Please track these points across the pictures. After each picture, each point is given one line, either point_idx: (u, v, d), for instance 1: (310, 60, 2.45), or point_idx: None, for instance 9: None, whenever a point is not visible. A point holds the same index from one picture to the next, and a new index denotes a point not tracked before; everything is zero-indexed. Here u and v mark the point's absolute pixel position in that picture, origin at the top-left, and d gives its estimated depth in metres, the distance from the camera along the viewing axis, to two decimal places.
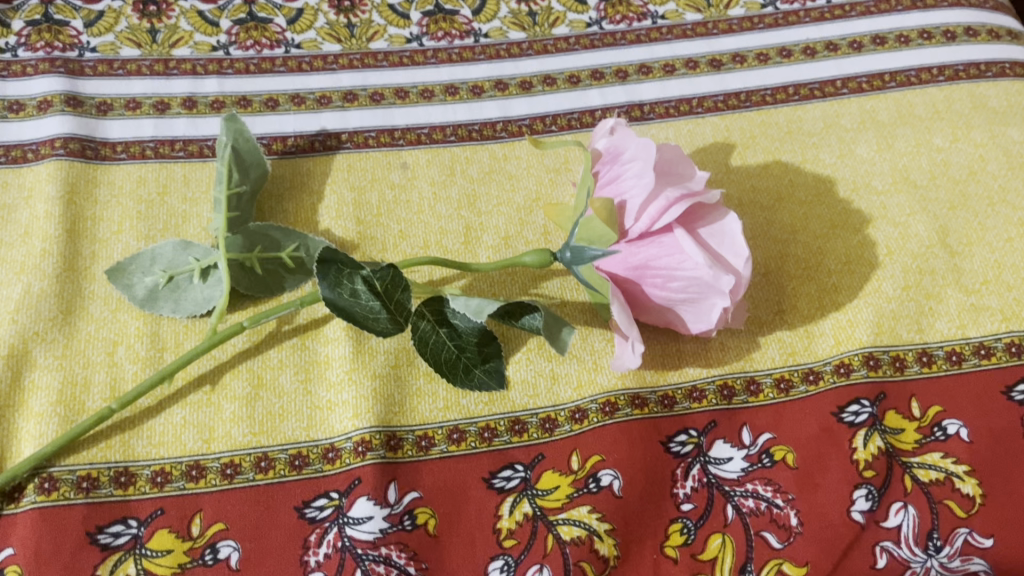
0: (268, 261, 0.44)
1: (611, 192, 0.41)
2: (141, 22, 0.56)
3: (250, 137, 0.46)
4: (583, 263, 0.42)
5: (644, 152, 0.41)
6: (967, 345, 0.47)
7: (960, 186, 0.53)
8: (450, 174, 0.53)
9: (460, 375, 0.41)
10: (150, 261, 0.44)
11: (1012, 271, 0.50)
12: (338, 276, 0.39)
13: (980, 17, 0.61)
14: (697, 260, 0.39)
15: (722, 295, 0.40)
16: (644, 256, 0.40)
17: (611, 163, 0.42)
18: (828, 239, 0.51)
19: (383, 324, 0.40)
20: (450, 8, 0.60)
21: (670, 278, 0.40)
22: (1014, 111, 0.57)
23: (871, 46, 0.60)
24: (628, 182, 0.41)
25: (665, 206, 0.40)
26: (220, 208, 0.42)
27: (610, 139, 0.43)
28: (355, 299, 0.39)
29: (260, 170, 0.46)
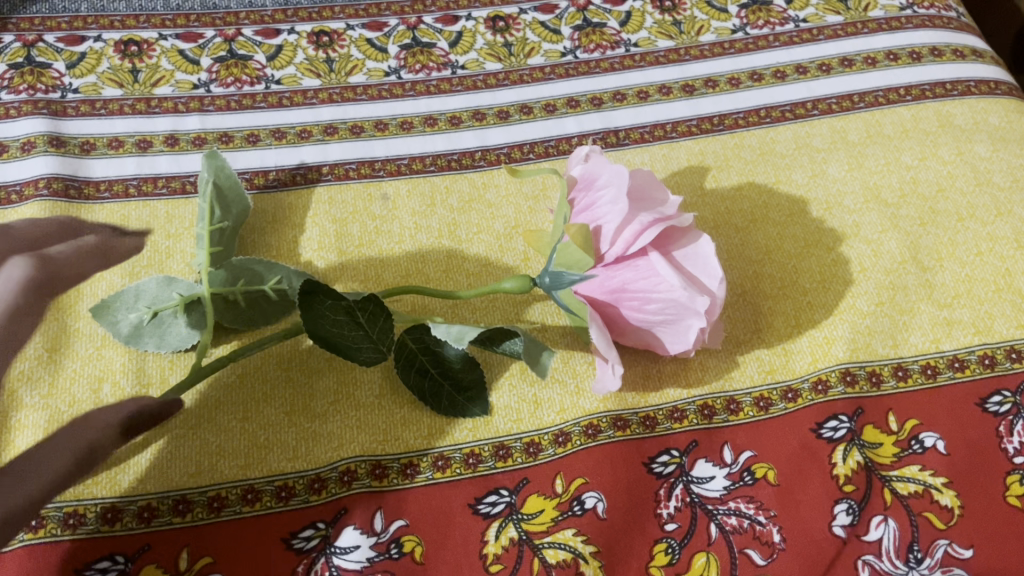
0: (251, 294, 0.44)
1: (587, 219, 0.42)
2: (123, 63, 0.57)
3: (234, 175, 0.47)
4: (562, 288, 0.43)
5: (617, 179, 0.42)
6: (941, 359, 0.48)
7: (930, 203, 0.54)
8: (430, 205, 0.54)
9: (444, 404, 0.43)
10: (134, 297, 0.44)
11: (983, 284, 0.51)
12: (321, 309, 0.38)
13: (944, 37, 0.63)
14: (673, 283, 0.40)
15: (698, 316, 0.41)
16: (621, 279, 0.41)
17: (585, 190, 0.43)
18: (802, 258, 0.52)
19: (366, 354, 0.41)
20: (427, 42, 0.61)
21: (646, 300, 0.41)
22: (980, 128, 0.58)
23: (839, 68, 0.61)
24: (603, 208, 0.41)
25: (640, 230, 0.41)
26: (203, 243, 0.43)
27: (584, 166, 0.44)
28: (337, 327, 0.39)
29: (241, 204, 0.47)
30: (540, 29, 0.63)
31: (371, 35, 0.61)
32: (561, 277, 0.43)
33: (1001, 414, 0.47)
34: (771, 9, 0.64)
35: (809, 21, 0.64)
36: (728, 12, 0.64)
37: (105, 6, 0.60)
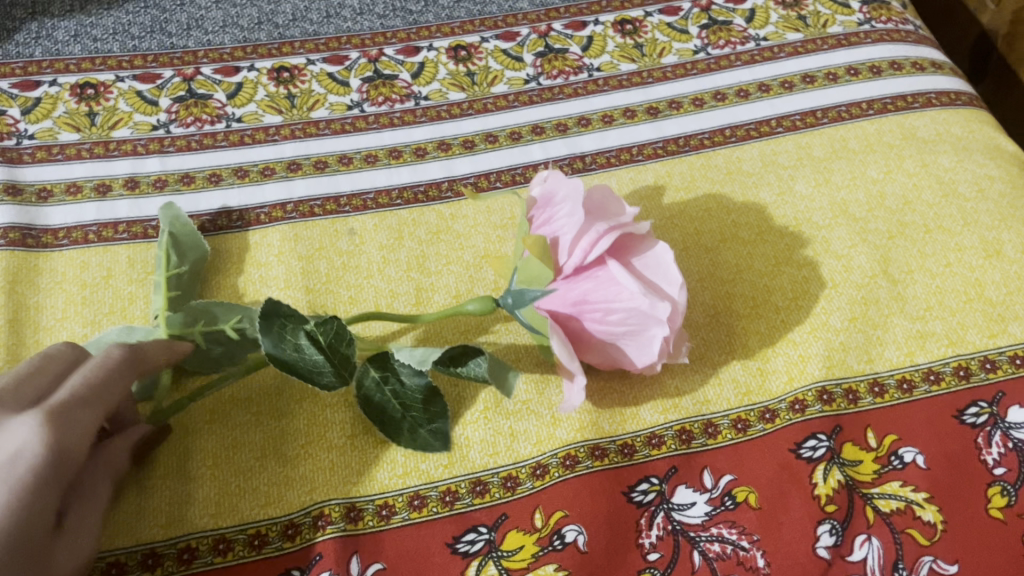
0: (211, 333, 0.42)
1: (545, 232, 0.42)
2: (79, 106, 0.56)
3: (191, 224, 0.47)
4: (526, 306, 0.42)
5: (570, 192, 0.41)
6: (916, 372, 0.48)
7: (897, 216, 0.54)
8: (398, 237, 0.53)
9: (403, 435, 0.42)
10: (95, 345, 0.42)
11: (954, 295, 0.51)
12: (280, 329, 0.38)
13: (904, 51, 0.63)
14: (631, 289, 0.39)
15: (660, 322, 0.40)
16: (580, 290, 0.40)
17: (544, 207, 0.42)
18: (773, 276, 0.52)
19: (327, 378, 0.39)
20: (389, 74, 0.61)
21: (609, 311, 0.40)
22: (943, 139, 0.58)
23: (801, 84, 0.61)
24: (560, 220, 0.41)
25: (596, 238, 0.40)
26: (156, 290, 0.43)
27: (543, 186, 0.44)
28: (298, 353, 0.39)
29: (202, 251, 0.46)
30: (502, 57, 0.62)
31: (332, 69, 0.61)
32: (527, 294, 0.41)
33: (978, 425, 0.46)
34: (732, 29, 0.64)
35: (769, 39, 0.64)
36: (689, 34, 0.64)
37: (60, 48, 0.59)
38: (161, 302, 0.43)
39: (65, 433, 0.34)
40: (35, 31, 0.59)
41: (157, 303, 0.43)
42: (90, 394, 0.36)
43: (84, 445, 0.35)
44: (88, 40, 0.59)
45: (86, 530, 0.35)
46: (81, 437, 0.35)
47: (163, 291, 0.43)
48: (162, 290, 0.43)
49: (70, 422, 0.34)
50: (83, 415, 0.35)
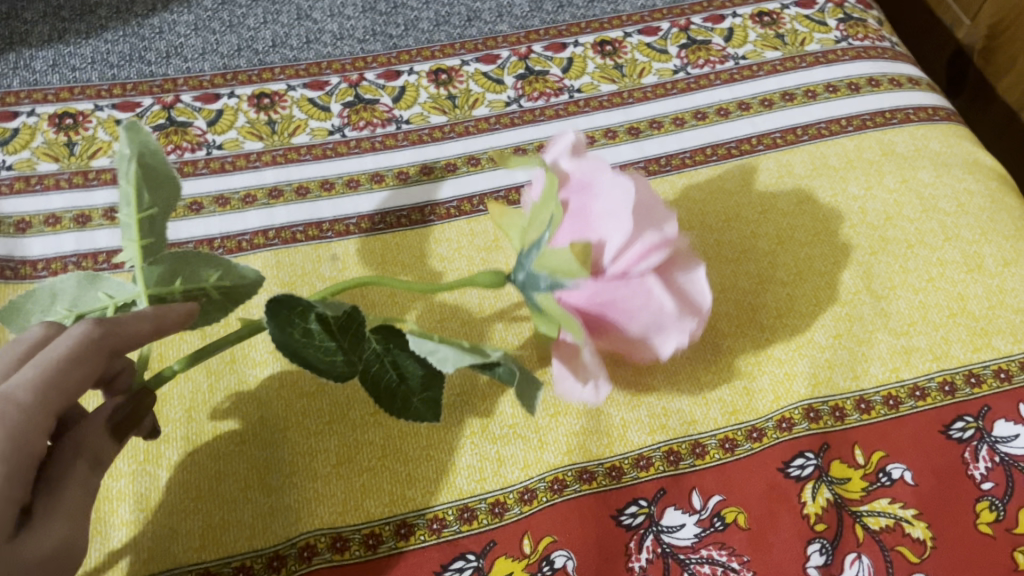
0: (189, 292, 0.37)
1: (581, 226, 0.38)
2: (58, 136, 0.56)
3: (157, 148, 0.34)
4: (540, 292, 0.39)
5: (619, 187, 0.37)
6: (902, 388, 0.48)
7: (879, 232, 0.55)
8: (382, 263, 0.53)
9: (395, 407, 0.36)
10: (53, 297, 0.36)
11: (937, 309, 0.51)
12: (290, 314, 0.34)
13: (882, 67, 0.64)
14: (665, 305, 0.38)
15: (681, 331, 0.39)
16: (612, 294, 0.38)
17: (581, 196, 0.39)
18: (757, 294, 0.52)
19: (339, 365, 0.34)
20: (370, 98, 0.61)
21: (633, 317, 0.39)
22: (922, 154, 0.59)
23: (781, 102, 0.62)
24: (606, 219, 0.37)
25: (643, 251, 0.37)
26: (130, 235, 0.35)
27: (578, 167, 0.40)
28: (307, 339, 0.34)
29: (173, 185, 0.35)
30: (483, 80, 0.62)
31: (312, 95, 0.60)
32: (541, 281, 0.39)
33: (965, 440, 0.46)
34: (710, 48, 0.65)
35: (748, 58, 0.64)
36: (669, 53, 0.65)
37: (38, 78, 0.58)
38: (133, 250, 0.35)
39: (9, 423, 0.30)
40: (13, 62, 0.59)
41: (129, 252, 0.36)
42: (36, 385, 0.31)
43: (30, 437, 0.30)
44: (66, 68, 0.59)
45: (51, 531, 0.31)
46: (25, 427, 0.30)
47: (133, 236, 0.35)
48: (130, 234, 0.35)
49: (7, 413, 0.30)
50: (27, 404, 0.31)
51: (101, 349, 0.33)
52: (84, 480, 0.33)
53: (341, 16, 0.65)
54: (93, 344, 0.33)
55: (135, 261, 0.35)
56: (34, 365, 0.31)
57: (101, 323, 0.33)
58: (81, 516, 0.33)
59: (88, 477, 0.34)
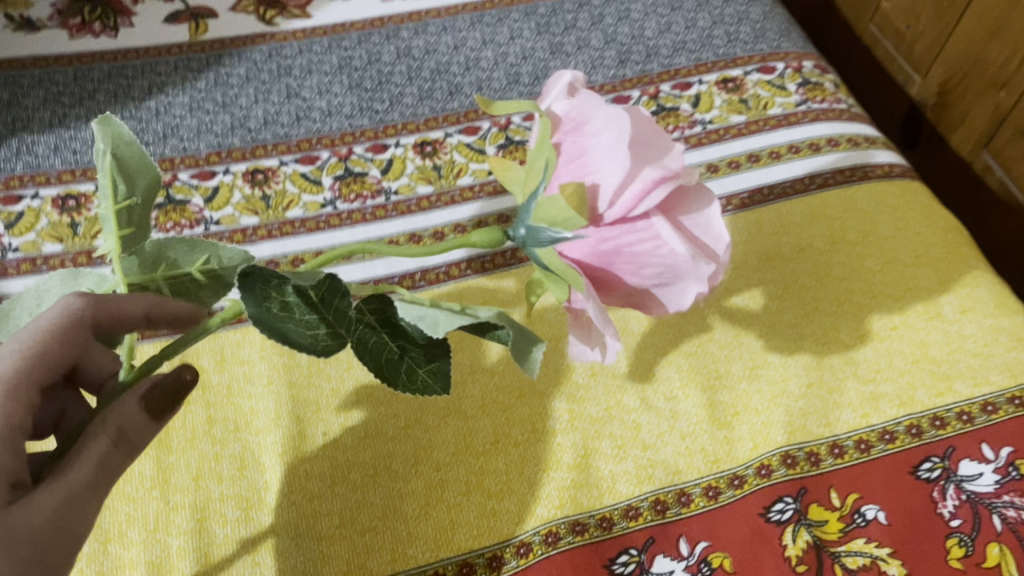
0: (175, 281, 0.35)
1: (575, 171, 0.33)
2: (61, 217, 0.58)
3: (133, 138, 0.32)
4: (542, 246, 0.34)
5: (615, 122, 0.32)
6: (872, 432, 0.51)
7: (844, 284, 0.58)
8: None
9: (397, 380, 0.31)
10: (38, 298, 0.36)
11: (901, 357, 0.54)
12: (264, 287, 0.28)
13: (841, 128, 0.67)
14: (678, 251, 0.32)
15: (700, 280, 0.33)
16: (616, 241, 0.32)
17: (575, 135, 0.33)
18: (733, 347, 0.55)
19: (323, 343, 0.29)
20: (359, 171, 0.64)
21: (643, 266, 0.33)
22: (881, 209, 0.63)
23: (747, 164, 0.65)
24: (600, 160, 0.32)
25: (644, 189, 0.32)
26: (109, 227, 0.32)
27: (570, 102, 0.34)
28: (287, 314, 0.28)
29: (150, 174, 0.33)
30: (466, 150, 0.66)
31: (304, 169, 0.64)
32: (541, 233, 0.33)
33: (933, 480, 0.49)
34: (679, 113, 0.68)
35: (715, 122, 0.67)
36: None
37: (40, 161, 0.61)
38: (113, 243, 0.33)
39: None
40: (16, 147, 0.61)
41: (106, 244, 0.33)
42: (15, 364, 0.32)
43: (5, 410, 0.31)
44: (67, 151, 0.62)
45: (44, 505, 0.30)
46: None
47: (111, 228, 0.32)
48: (110, 227, 0.33)
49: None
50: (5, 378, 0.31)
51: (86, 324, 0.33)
52: (98, 456, 0.31)
53: (328, 94, 0.68)
54: (74, 321, 0.33)
55: (113, 253, 0.33)
56: (17, 342, 0.32)
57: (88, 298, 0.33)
58: (93, 487, 0.31)
59: (107, 455, 0.32)
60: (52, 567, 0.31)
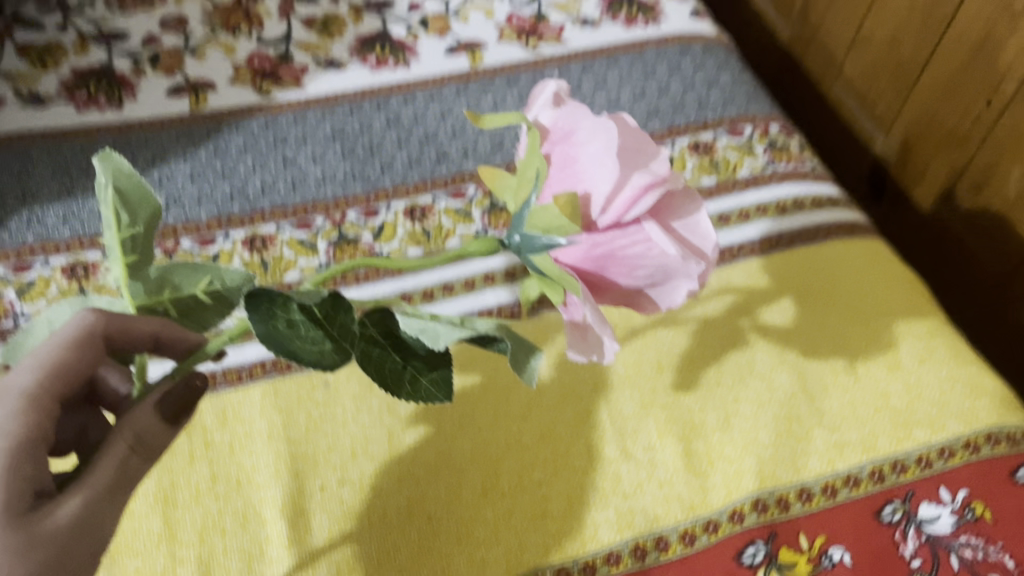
0: (180, 302, 0.37)
1: (565, 178, 0.34)
2: (70, 285, 0.62)
3: (132, 169, 0.34)
4: (536, 254, 0.34)
5: (602, 131, 0.34)
6: (838, 478, 0.54)
7: (811, 338, 0.62)
8: (369, 386, 0.58)
9: (401, 388, 0.33)
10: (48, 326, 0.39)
11: (864, 406, 0.58)
12: (270, 306, 0.30)
13: (805, 189, 0.72)
14: (669, 251, 0.33)
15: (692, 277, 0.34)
16: (610, 245, 0.33)
17: (564, 144, 0.35)
18: (707, 399, 0.58)
19: (328, 355, 0.30)
20: (352, 236, 0.68)
21: (639, 266, 0.33)
22: (843, 265, 0.67)
23: (717, 224, 0.69)
24: (590, 165, 0.33)
25: (634, 195, 0.33)
26: (115, 254, 0.35)
27: (557, 116, 0.36)
28: (293, 330, 0.30)
29: (149, 203, 0.34)
30: (453, 214, 0.70)
31: (300, 234, 0.67)
32: (535, 241, 0.34)
33: (894, 523, 0.52)
34: None
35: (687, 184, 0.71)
36: None
37: (50, 232, 0.64)
38: (120, 268, 0.35)
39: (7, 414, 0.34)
40: (27, 218, 0.65)
41: (114, 269, 0.36)
42: (38, 380, 0.35)
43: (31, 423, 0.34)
44: (75, 221, 0.65)
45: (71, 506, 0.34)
46: (21, 417, 0.34)
47: (118, 255, 0.35)
48: (116, 254, 0.35)
49: (5, 404, 0.34)
50: (29, 395, 0.35)
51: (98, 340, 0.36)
52: (119, 462, 0.35)
53: (323, 161, 0.72)
54: (88, 335, 0.36)
55: (121, 278, 0.36)
56: (35, 359, 0.35)
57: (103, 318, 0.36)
58: (115, 490, 0.35)
59: (127, 462, 0.35)
60: (80, 565, 0.34)
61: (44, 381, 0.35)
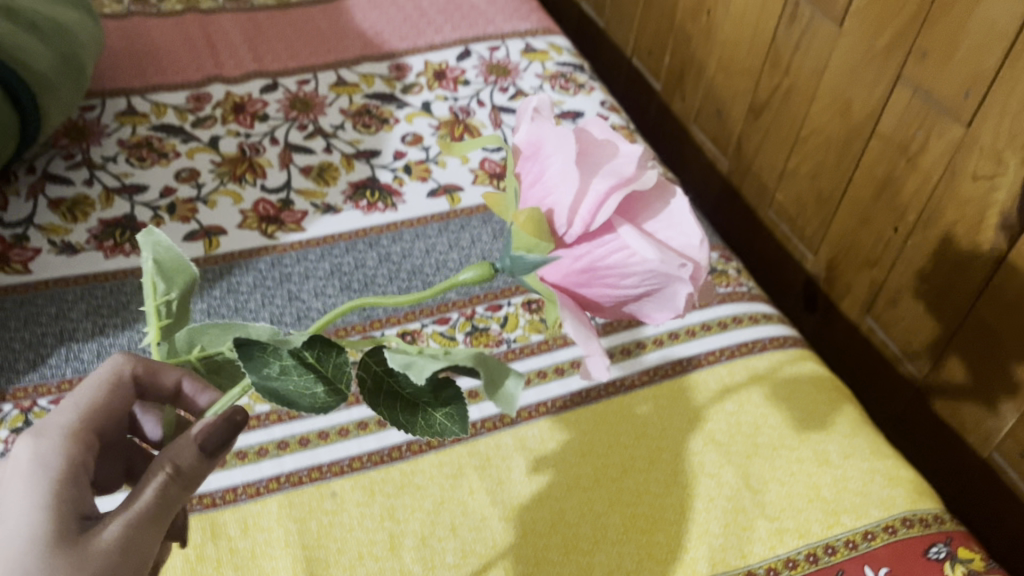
0: (208, 360, 0.44)
1: (537, 192, 0.38)
2: None
3: (174, 247, 0.43)
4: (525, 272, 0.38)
5: (564, 144, 0.38)
6: (778, 561, 0.63)
7: (752, 439, 0.72)
8: (371, 494, 0.66)
9: (417, 422, 0.38)
10: None
11: (799, 497, 0.67)
12: (264, 354, 0.36)
13: (742, 308, 0.83)
14: (648, 256, 0.36)
15: (685, 281, 0.37)
16: (589, 257, 0.37)
17: (533, 160, 0.39)
18: (666, 496, 0.68)
19: (320, 399, 0.37)
20: None
21: (623, 275, 0.37)
22: (778, 373, 0.77)
23: (668, 340, 0.79)
24: (555, 178, 0.37)
25: (600, 202, 0.37)
26: (150, 319, 0.43)
27: (528, 128, 0.40)
28: (286, 375, 0.36)
29: (189, 274, 0.43)
30: (439, 337, 0.79)
31: None
32: (524, 259, 0.37)
33: None
34: None
35: None
36: None
37: (86, 366, 0.73)
38: (153, 330, 0.43)
39: (55, 441, 0.43)
40: (66, 354, 0.74)
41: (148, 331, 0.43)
42: (78, 415, 0.45)
43: (77, 448, 0.43)
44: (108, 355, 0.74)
45: (116, 523, 0.40)
46: (67, 443, 0.43)
47: (154, 319, 0.43)
48: (152, 318, 0.43)
49: (53, 435, 0.43)
50: (69, 429, 0.44)
51: (126, 385, 0.48)
52: (160, 488, 0.41)
53: (323, 296, 0.82)
54: (116, 377, 0.47)
55: (155, 340, 0.43)
56: (74, 401, 0.45)
57: (135, 363, 0.48)
58: (156, 512, 0.41)
59: (165, 489, 0.41)
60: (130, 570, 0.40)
61: (82, 417, 0.45)
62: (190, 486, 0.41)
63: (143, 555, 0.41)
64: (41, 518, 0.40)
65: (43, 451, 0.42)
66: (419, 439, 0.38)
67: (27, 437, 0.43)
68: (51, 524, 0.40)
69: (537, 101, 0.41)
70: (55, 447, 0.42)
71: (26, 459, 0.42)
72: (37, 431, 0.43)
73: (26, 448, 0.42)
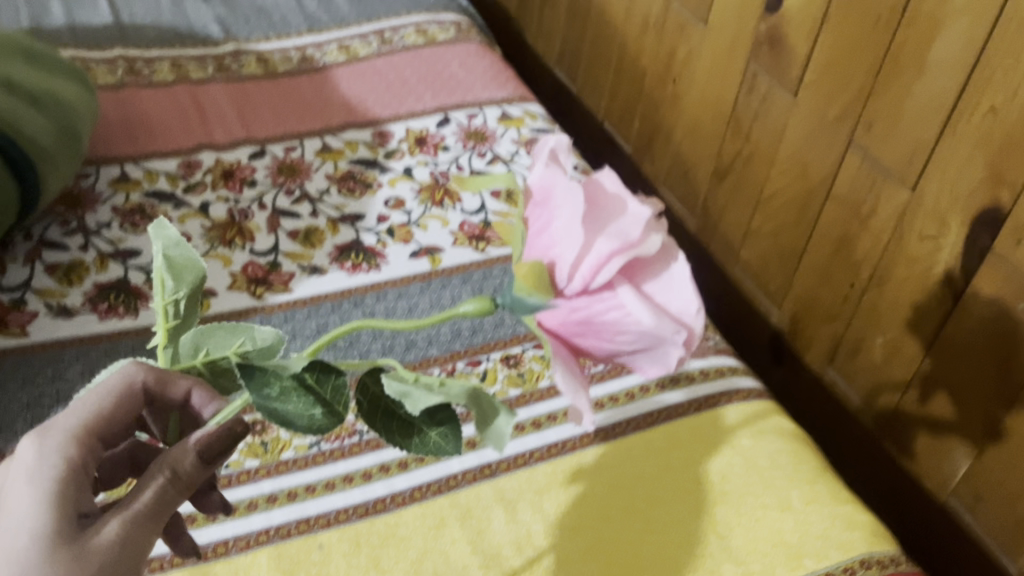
0: (213, 365, 0.46)
1: (542, 238, 0.43)
2: None
3: (183, 243, 0.45)
4: None
5: (571, 200, 0.42)
6: None
7: (719, 487, 0.76)
8: (357, 546, 0.69)
9: (413, 441, 0.43)
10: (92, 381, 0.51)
11: (764, 542, 0.71)
12: (266, 377, 0.41)
13: (710, 360, 0.87)
14: (644, 320, 0.40)
15: (673, 341, 0.42)
16: (587, 313, 0.41)
17: (543, 206, 0.44)
18: (638, 543, 0.71)
19: (319, 420, 0.41)
20: None
21: (618, 331, 0.41)
22: (743, 424, 0.82)
23: (639, 393, 0.83)
24: (559, 229, 0.42)
25: (600, 264, 0.41)
26: (159, 319, 0.46)
27: (542, 176, 0.45)
28: (286, 397, 0.41)
29: (195, 270, 0.45)
30: None
31: None
32: None
33: None
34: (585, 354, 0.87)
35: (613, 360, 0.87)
36: None
37: None
38: (160, 331, 0.46)
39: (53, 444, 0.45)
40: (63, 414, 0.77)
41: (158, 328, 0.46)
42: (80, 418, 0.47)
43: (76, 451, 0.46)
44: None
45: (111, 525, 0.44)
46: (64, 445, 0.45)
47: (161, 319, 0.46)
48: (159, 318, 0.46)
49: (54, 437, 0.46)
50: (74, 434, 0.46)
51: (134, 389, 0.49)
52: (158, 490, 0.45)
53: None
54: (128, 383, 0.48)
55: (161, 341, 0.46)
56: (79, 403, 0.48)
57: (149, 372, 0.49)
58: (150, 514, 0.45)
59: (162, 492, 0.45)
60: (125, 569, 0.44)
61: (84, 420, 0.47)
62: (187, 489, 0.45)
63: (140, 550, 0.44)
64: (41, 521, 0.43)
65: (41, 453, 0.45)
66: (416, 454, 0.43)
67: (31, 438, 0.46)
68: (47, 524, 0.43)
69: (554, 146, 0.46)
70: (54, 450, 0.45)
71: (27, 460, 0.45)
72: (39, 433, 0.46)
73: (28, 451, 0.45)
